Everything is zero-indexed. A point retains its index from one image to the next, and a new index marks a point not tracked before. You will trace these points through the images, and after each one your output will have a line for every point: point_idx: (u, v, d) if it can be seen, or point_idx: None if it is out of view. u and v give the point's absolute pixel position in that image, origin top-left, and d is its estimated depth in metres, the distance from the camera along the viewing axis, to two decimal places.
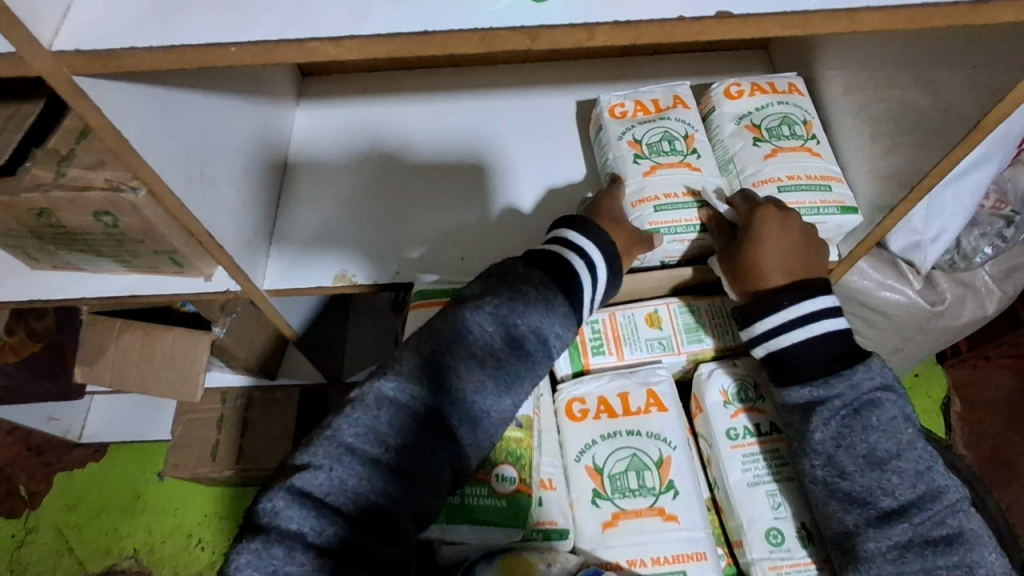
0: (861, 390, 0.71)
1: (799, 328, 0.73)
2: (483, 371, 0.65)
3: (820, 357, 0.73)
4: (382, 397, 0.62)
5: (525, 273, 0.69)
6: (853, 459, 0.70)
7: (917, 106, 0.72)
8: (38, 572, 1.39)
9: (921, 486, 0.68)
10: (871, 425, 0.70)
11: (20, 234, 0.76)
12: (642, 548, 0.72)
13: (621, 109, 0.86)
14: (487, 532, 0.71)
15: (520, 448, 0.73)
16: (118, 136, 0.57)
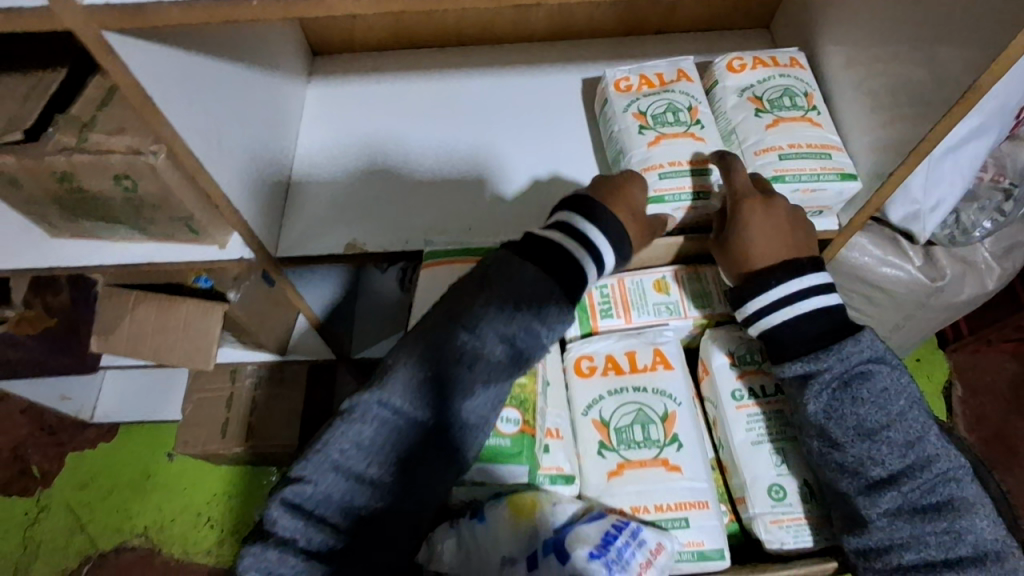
0: (850, 363, 0.72)
1: (788, 306, 0.74)
2: (471, 379, 0.63)
3: (809, 334, 0.73)
4: (368, 412, 0.62)
5: (525, 277, 0.65)
6: (844, 430, 0.71)
7: (915, 74, 0.74)
8: (51, 549, 1.41)
9: (911, 454, 0.70)
10: (861, 397, 0.71)
11: (42, 202, 0.79)
12: (646, 496, 0.75)
13: (627, 83, 0.88)
14: (494, 471, 0.72)
15: (524, 392, 0.74)
16: (141, 94, 0.60)
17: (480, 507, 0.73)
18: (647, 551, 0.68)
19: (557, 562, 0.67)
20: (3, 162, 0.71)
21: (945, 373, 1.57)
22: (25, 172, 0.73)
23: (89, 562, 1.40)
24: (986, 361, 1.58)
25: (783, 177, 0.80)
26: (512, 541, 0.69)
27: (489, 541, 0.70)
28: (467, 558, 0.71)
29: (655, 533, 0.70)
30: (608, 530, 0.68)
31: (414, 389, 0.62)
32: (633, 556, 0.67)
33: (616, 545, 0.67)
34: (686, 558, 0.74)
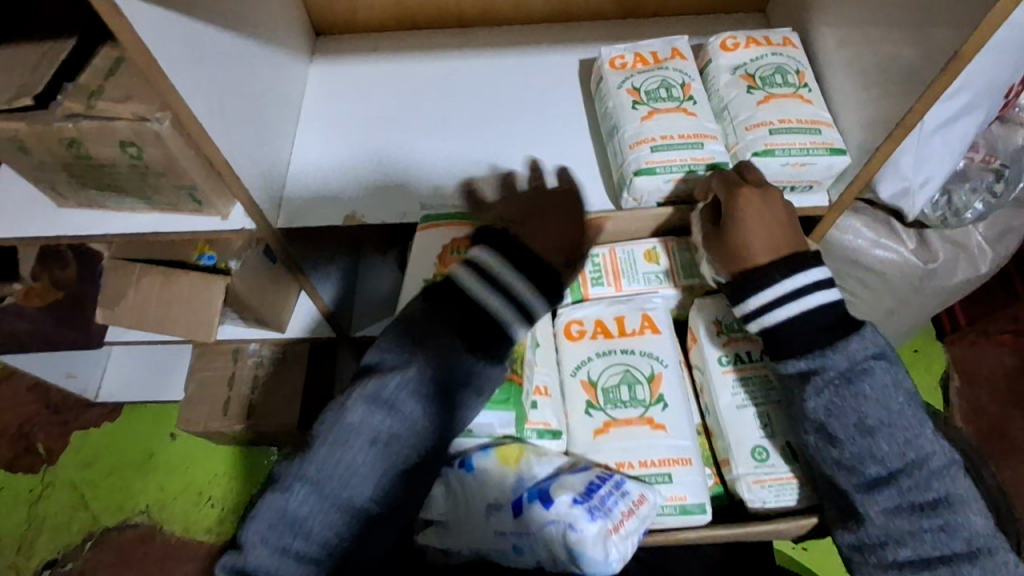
0: (852, 360, 0.71)
1: (794, 300, 0.73)
2: (388, 430, 0.66)
3: (815, 326, 0.73)
4: (294, 480, 0.64)
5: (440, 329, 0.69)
6: (844, 429, 0.71)
7: (902, 50, 0.76)
8: (55, 525, 1.43)
9: (909, 451, 0.70)
10: (863, 395, 0.70)
11: (51, 168, 0.81)
12: (631, 452, 0.77)
13: (621, 61, 0.90)
14: (483, 417, 0.75)
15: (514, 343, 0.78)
16: (144, 51, 0.63)
17: (466, 456, 0.75)
18: (630, 501, 0.71)
19: (541, 508, 0.69)
20: (15, 127, 0.74)
21: (943, 364, 1.54)
22: (35, 138, 0.75)
23: (93, 538, 1.42)
24: (986, 353, 1.54)
25: (772, 151, 0.82)
26: (499, 487, 0.72)
27: (475, 488, 0.73)
28: (453, 505, 0.74)
29: (638, 486, 0.73)
30: (592, 480, 0.71)
31: (341, 457, 0.64)
32: (615, 504, 0.70)
33: (599, 493, 0.70)
34: (668, 512, 0.76)
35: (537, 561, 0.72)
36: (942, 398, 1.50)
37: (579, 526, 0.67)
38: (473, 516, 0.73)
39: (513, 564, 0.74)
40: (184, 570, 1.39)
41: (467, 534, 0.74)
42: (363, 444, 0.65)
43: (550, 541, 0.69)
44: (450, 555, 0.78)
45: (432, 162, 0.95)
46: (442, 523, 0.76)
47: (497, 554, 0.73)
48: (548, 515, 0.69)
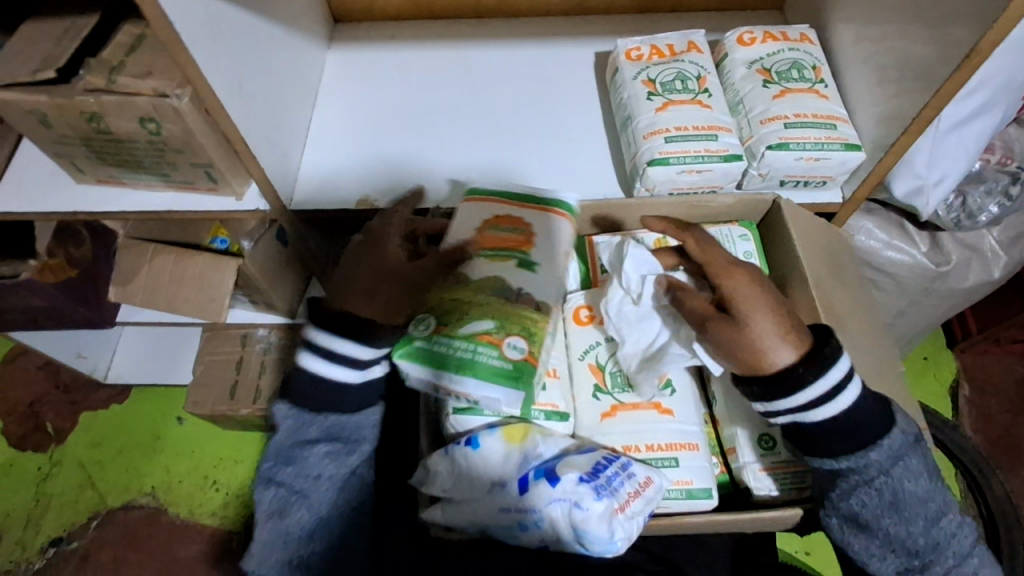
0: (890, 457, 0.71)
1: (826, 403, 0.69)
2: (295, 475, 0.78)
3: (854, 427, 0.70)
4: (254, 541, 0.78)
5: (298, 387, 0.80)
6: (880, 524, 0.71)
7: (918, 48, 0.76)
8: (61, 503, 1.44)
9: (941, 541, 0.71)
10: (900, 492, 0.70)
11: (72, 141, 0.82)
12: (637, 436, 0.79)
13: (637, 53, 0.91)
14: (488, 389, 0.72)
15: (535, 325, 0.75)
16: (168, 26, 0.64)
17: (471, 434, 0.76)
18: (636, 482, 0.72)
19: (547, 486, 0.71)
20: (37, 100, 0.75)
21: (953, 373, 1.52)
22: (56, 111, 0.76)
23: (98, 518, 1.43)
24: (996, 361, 1.53)
25: (786, 144, 0.82)
26: (505, 465, 0.74)
27: (481, 464, 0.74)
28: (457, 480, 0.75)
29: (645, 468, 0.74)
30: (599, 460, 0.73)
31: (272, 509, 0.77)
32: (621, 484, 0.71)
33: (606, 473, 0.72)
34: (675, 496, 0.77)
35: (540, 539, 0.72)
36: (951, 406, 1.49)
37: (584, 504, 0.70)
38: (478, 491, 0.74)
39: (517, 542, 0.74)
40: (189, 551, 1.40)
41: (471, 509, 0.74)
42: (283, 493, 0.77)
43: (553, 521, 0.70)
44: (453, 532, 0.77)
45: (446, 149, 0.95)
46: (446, 499, 0.76)
47: (498, 527, 0.73)
48: (553, 493, 0.70)
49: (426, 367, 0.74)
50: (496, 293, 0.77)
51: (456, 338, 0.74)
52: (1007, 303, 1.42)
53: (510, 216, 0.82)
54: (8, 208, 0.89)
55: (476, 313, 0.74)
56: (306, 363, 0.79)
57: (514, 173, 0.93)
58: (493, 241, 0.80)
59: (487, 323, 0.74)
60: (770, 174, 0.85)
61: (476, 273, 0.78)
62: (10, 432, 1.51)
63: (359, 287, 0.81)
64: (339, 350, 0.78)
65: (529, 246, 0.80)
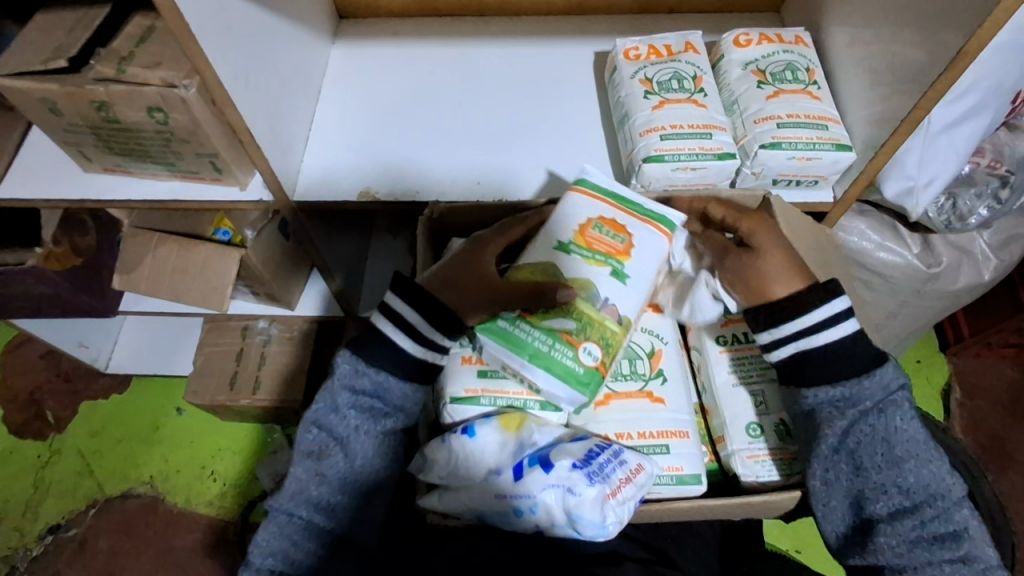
0: (883, 391, 0.74)
1: (827, 328, 0.75)
2: (352, 426, 0.78)
3: (852, 357, 0.75)
4: (295, 474, 0.77)
5: (375, 343, 0.78)
6: (871, 457, 0.74)
7: (909, 52, 0.78)
8: (60, 491, 1.45)
9: (932, 482, 0.73)
10: (891, 424, 0.74)
11: (80, 129, 0.83)
12: (630, 424, 0.81)
13: (635, 52, 0.93)
14: (557, 385, 0.73)
15: (613, 337, 0.75)
16: (180, 18, 0.66)
17: (467, 423, 0.77)
18: (627, 469, 0.74)
19: (541, 472, 0.72)
20: (47, 88, 0.77)
21: (945, 376, 1.54)
22: (65, 99, 0.78)
23: (96, 506, 1.44)
24: (987, 365, 1.55)
25: (778, 144, 0.84)
26: (500, 453, 0.75)
27: (476, 453, 0.75)
28: (453, 470, 0.76)
29: (636, 456, 0.76)
30: (591, 447, 0.75)
31: (321, 450, 0.77)
32: (613, 471, 0.73)
33: (598, 460, 0.74)
34: (666, 482, 0.78)
35: (535, 526, 0.74)
36: (943, 409, 1.50)
37: (577, 490, 0.71)
38: (474, 478, 0.75)
39: (512, 528, 0.76)
40: (185, 541, 1.40)
41: (468, 496, 0.75)
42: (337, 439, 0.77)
43: (548, 507, 0.71)
44: (449, 519, 0.79)
45: (448, 143, 0.97)
46: (443, 487, 0.78)
47: (493, 511, 0.74)
48: (548, 479, 0.72)
49: (498, 342, 0.75)
50: (585, 297, 0.75)
51: (537, 329, 0.74)
52: (997, 307, 1.44)
53: (618, 220, 0.79)
54: (15, 195, 0.91)
55: (564, 309, 0.73)
56: (383, 328, 0.78)
57: (512, 168, 0.95)
58: (594, 243, 0.78)
59: (571, 322, 0.73)
60: (764, 173, 0.87)
61: (569, 271, 0.76)
62: (10, 420, 1.52)
63: (451, 273, 0.80)
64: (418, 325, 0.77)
65: (626, 257, 0.78)
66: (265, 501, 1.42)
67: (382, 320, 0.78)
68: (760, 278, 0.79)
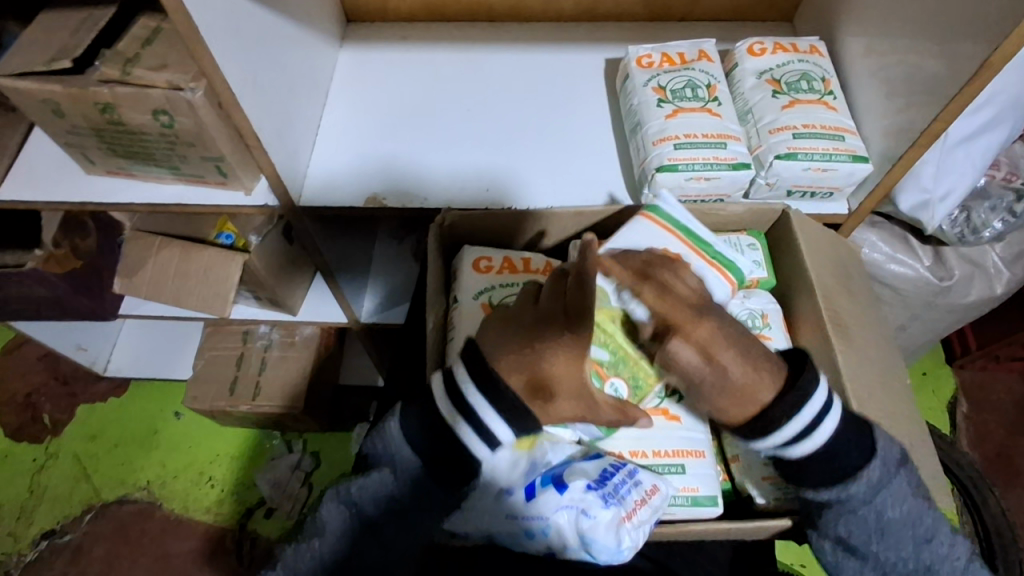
0: (872, 487, 0.68)
1: (799, 442, 0.66)
2: (382, 499, 0.69)
3: (833, 460, 0.67)
4: (321, 523, 0.71)
5: (419, 421, 0.67)
6: (868, 547, 0.70)
7: (926, 64, 0.76)
8: (55, 496, 1.43)
9: (933, 560, 0.70)
10: (885, 515, 0.68)
11: (83, 131, 0.82)
12: (644, 442, 0.80)
13: (648, 60, 0.91)
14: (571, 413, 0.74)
15: (645, 379, 0.73)
16: (187, 19, 0.64)
17: None
18: (642, 490, 0.73)
19: (555, 493, 0.70)
20: (50, 89, 0.75)
21: (951, 389, 1.52)
22: (69, 100, 0.77)
23: (92, 511, 1.42)
24: (994, 379, 1.53)
25: (794, 154, 0.82)
26: (513, 473, 0.70)
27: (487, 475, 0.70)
28: None
29: (651, 476, 0.75)
30: (606, 467, 0.73)
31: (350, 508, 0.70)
32: (629, 492, 0.71)
33: (613, 481, 0.72)
34: (680, 503, 0.78)
35: (547, 546, 0.73)
36: (949, 422, 1.49)
37: (592, 512, 0.69)
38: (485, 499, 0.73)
39: (524, 548, 0.74)
40: (181, 548, 1.38)
41: (480, 518, 0.74)
42: (367, 505, 0.70)
43: (560, 528, 0.70)
44: (457, 538, 0.78)
45: (457, 149, 0.96)
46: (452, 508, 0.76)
47: (505, 538, 0.74)
48: (561, 500, 0.70)
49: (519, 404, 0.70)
50: (627, 329, 0.73)
51: None
52: (1005, 321, 1.42)
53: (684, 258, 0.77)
54: (17, 196, 0.89)
55: (602, 338, 0.72)
56: (438, 406, 0.65)
57: (521, 175, 0.93)
58: None
59: (605, 352, 0.73)
60: (778, 183, 0.86)
61: None
62: (7, 423, 1.50)
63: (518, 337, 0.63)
64: (483, 419, 0.63)
65: None
66: (262, 508, 1.40)
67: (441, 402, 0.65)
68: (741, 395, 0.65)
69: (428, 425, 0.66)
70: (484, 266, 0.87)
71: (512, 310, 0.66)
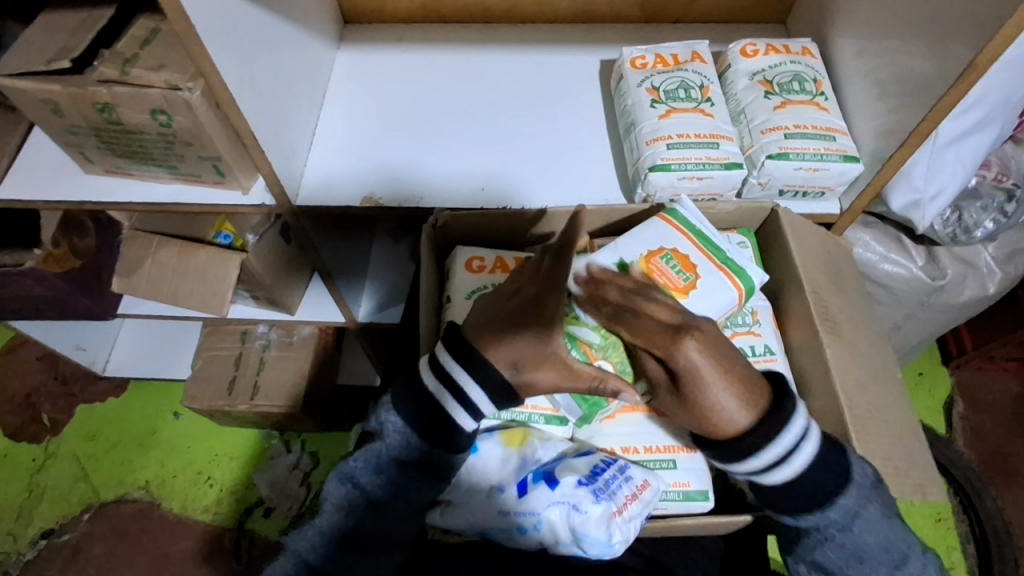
0: (844, 514, 0.68)
1: (779, 470, 0.67)
2: (378, 474, 0.72)
3: (807, 488, 0.68)
4: (324, 502, 0.74)
5: (411, 394, 0.71)
6: (847, 570, 0.70)
7: (916, 64, 0.77)
8: (54, 496, 1.43)
9: None
10: (861, 538, 0.69)
11: (82, 131, 0.83)
12: (636, 437, 0.80)
13: (642, 61, 0.92)
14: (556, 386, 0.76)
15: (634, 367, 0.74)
16: (184, 19, 0.65)
17: None
18: (633, 485, 0.73)
19: (546, 489, 0.71)
20: (51, 90, 0.76)
21: (947, 389, 1.53)
22: (68, 101, 0.78)
23: (90, 511, 1.42)
24: (989, 379, 1.54)
25: (786, 154, 0.83)
26: (503, 470, 0.74)
27: (481, 470, 0.75)
28: (457, 485, 0.76)
29: (642, 472, 0.75)
30: (597, 463, 0.74)
31: (350, 486, 0.73)
32: (619, 487, 0.72)
33: (604, 476, 0.73)
34: (672, 498, 0.78)
35: (539, 543, 0.73)
36: (945, 422, 1.49)
37: (583, 508, 0.70)
38: (477, 495, 0.75)
39: (517, 545, 0.75)
40: (179, 547, 1.39)
41: (472, 514, 0.75)
42: (365, 481, 0.73)
43: (552, 524, 0.71)
44: (450, 534, 0.78)
45: (454, 150, 0.96)
46: (446, 503, 0.78)
47: (497, 534, 0.74)
48: (553, 496, 0.71)
49: None
50: None
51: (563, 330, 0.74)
52: (1000, 322, 1.43)
53: (691, 258, 0.78)
54: (17, 195, 0.90)
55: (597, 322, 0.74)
56: (424, 380, 0.71)
57: (516, 175, 0.94)
58: (655, 272, 0.77)
59: (597, 336, 0.73)
60: (770, 183, 0.87)
61: None
62: (6, 423, 1.50)
63: (496, 328, 0.69)
64: (465, 391, 0.69)
65: (683, 295, 0.76)
66: (261, 508, 1.41)
67: (427, 375, 0.71)
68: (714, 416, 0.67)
69: (418, 396, 0.71)
70: (478, 266, 0.88)
71: (489, 303, 0.71)
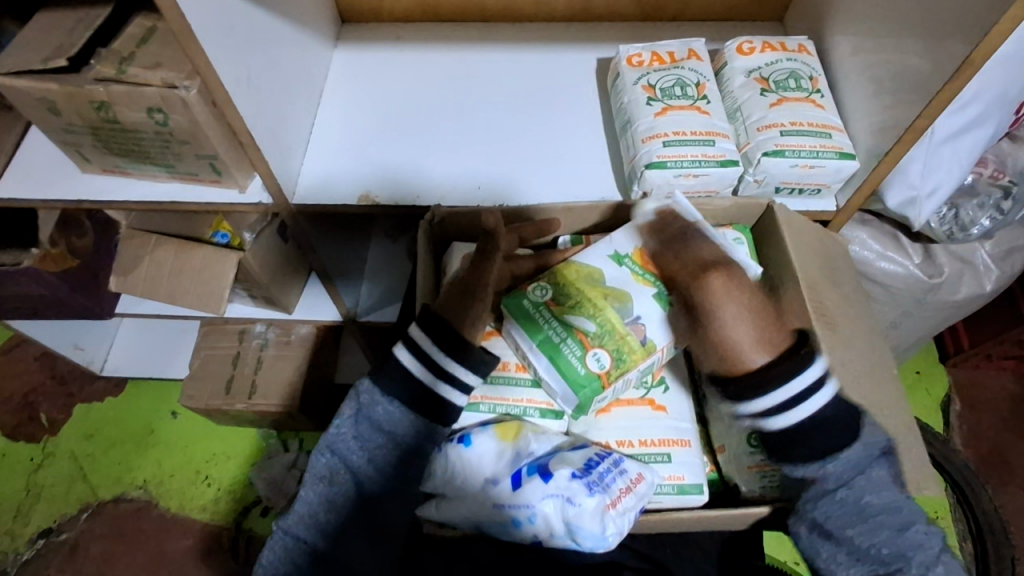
0: (848, 464, 0.70)
1: (792, 408, 0.69)
2: (369, 449, 0.73)
3: (817, 433, 0.70)
4: (311, 484, 0.73)
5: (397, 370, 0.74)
6: (843, 527, 0.69)
7: (911, 61, 0.78)
8: (51, 496, 1.43)
9: (909, 550, 0.68)
10: (859, 492, 0.70)
11: (79, 129, 0.83)
12: (631, 431, 0.81)
13: (639, 59, 0.92)
14: (552, 373, 0.75)
15: (630, 355, 0.75)
16: (180, 17, 0.65)
17: (465, 431, 0.77)
18: (627, 479, 0.73)
19: (540, 482, 0.72)
20: (47, 88, 0.76)
21: (944, 388, 1.53)
22: (64, 99, 0.77)
23: (88, 510, 1.42)
24: (986, 377, 1.54)
25: (782, 151, 0.83)
26: (497, 463, 0.74)
27: (474, 463, 0.75)
28: (449, 479, 0.76)
29: (636, 465, 0.75)
30: (591, 457, 0.75)
31: (339, 466, 0.74)
32: (614, 480, 0.72)
33: (598, 470, 0.73)
34: (667, 491, 0.78)
35: (533, 536, 0.73)
36: (943, 420, 1.49)
37: (577, 500, 0.71)
38: (470, 489, 0.74)
39: (510, 538, 0.75)
40: (177, 546, 1.39)
41: (465, 508, 0.75)
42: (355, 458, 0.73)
43: (547, 517, 0.71)
44: (445, 528, 0.79)
45: (450, 148, 0.97)
46: (439, 497, 0.77)
47: (490, 526, 0.75)
48: (547, 488, 0.71)
49: (518, 323, 0.77)
50: (617, 307, 0.77)
51: (559, 320, 0.76)
52: (997, 320, 1.43)
53: None
54: (14, 194, 0.90)
55: (591, 312, 0.76)
56: (403, 357, 0.74)
57: (512, 173, 0.94)
58: (649, 262, 0.81)
59: (592, 324, 0.76)
60: (766, 180, 0.87)
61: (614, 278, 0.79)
62: (4, 422, 1.50)
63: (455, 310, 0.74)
64: (447, 363, 0.72)
65: None
66: (258, 507, 1.41)
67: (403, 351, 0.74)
68: (726, 352, 0.71)
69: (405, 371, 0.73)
70: None
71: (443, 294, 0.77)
